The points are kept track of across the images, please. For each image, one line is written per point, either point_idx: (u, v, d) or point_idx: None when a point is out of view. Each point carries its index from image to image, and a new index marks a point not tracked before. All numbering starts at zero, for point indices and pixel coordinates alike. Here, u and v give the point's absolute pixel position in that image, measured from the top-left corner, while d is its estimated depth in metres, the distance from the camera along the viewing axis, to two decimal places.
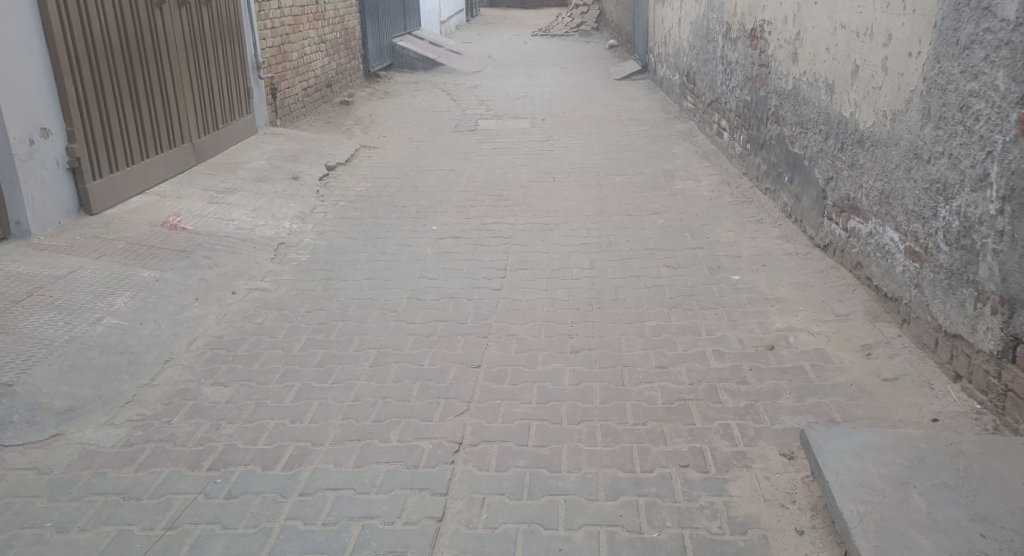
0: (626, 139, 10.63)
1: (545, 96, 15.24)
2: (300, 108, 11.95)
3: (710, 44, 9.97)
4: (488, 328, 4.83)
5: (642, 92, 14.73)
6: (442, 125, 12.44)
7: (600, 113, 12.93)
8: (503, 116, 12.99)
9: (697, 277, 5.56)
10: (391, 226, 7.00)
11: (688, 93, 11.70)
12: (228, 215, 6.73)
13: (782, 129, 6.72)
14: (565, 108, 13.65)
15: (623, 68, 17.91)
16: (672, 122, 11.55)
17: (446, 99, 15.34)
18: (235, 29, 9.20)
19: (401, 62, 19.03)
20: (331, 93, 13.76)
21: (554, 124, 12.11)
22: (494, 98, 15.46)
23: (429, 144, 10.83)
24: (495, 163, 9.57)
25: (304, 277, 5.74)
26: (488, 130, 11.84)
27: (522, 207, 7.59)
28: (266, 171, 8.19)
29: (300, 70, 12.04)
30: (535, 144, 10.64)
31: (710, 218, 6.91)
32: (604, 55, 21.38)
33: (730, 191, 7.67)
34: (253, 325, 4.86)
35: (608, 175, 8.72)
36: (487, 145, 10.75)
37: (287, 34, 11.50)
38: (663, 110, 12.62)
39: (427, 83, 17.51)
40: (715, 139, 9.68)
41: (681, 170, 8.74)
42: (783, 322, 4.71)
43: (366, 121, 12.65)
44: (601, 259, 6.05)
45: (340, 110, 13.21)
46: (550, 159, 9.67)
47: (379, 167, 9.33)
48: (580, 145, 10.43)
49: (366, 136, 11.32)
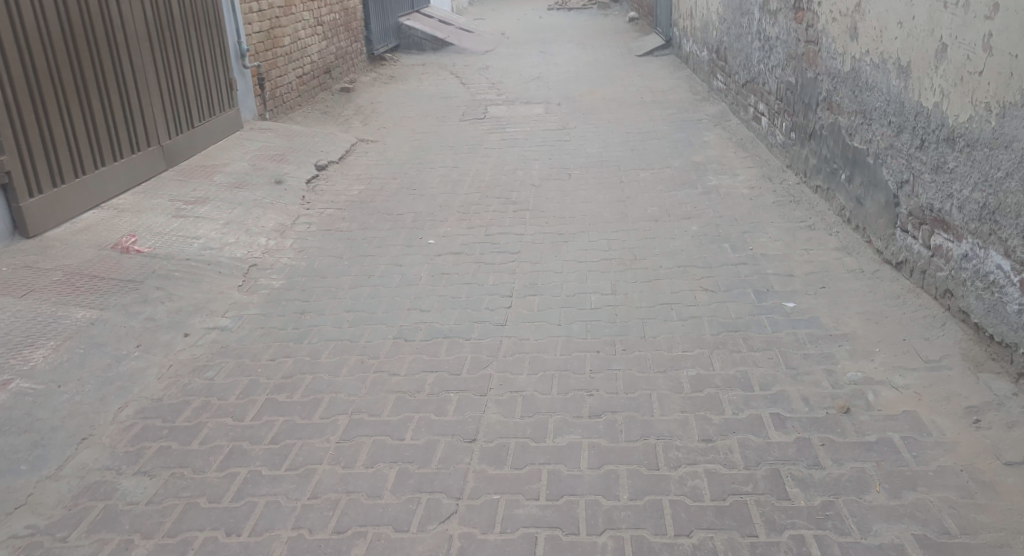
0: (650, 127, 9.62)
1: (562, 77, 14.20)
2: (293, 98, 11.04)
3: (743, 17, 8.92)
4: (488, 382, 3.94)
5: (667, 70, 13.65)
6: (448, 112, 11.49)
7: (620, 95, 11.90)
8: (515, 102, 12.02)
9: (741, 306, 4.61)
10: (382, 240, 6.11)
11: (718, 72, 10.65)
12: (195, 232, 5.86)
13: (836, 117, 5.72)
14: (582, 90, 12.63)
15: (645, 44, 16.79)
16: (700, 104, 10.50)
17: (455, 82, 14.36)
18: (211, 15, 8.30)
19: (408, 42, 18.02)
20: (330, 79, 12.82)
21: (571, 109, 11.11)
22: (506, 80, 14.45)
23: (434, 136, 9.90)
24: (505, 157, 8.65)
25: (275, 311, 4.86)
26: (499, 118, 10.88)
27: (533, 212, 6.65)
28: (246, 175, 7.31)
29: (294, 57, 11.12)
30: (548, 134, 9.66)
31: (751, 225, 5.93)
32: (625, 30, 20.22)
33: (771, 190, 6.68)
34: (202, 380, 3.99)
35: (630, 171, 7.75)
36: (497, 136, 9.79)
37: (278, 17, 10.56)
38: (690, 90, 11.57)
39: (436, 65, 16.52)
40: (751, 125, 8.66)
41: (714, 162, 7.74)
42: (857, 371, 3.75)
43: (367, 110, 11.72)
44: (624, 282, 5.12)
45: (339, 99, 12.29)
46: (565, 152, 8.71)
47: (375, 166, 8.41)
48: (600, 134, 9.45)
49: (365, 128, 10.41)
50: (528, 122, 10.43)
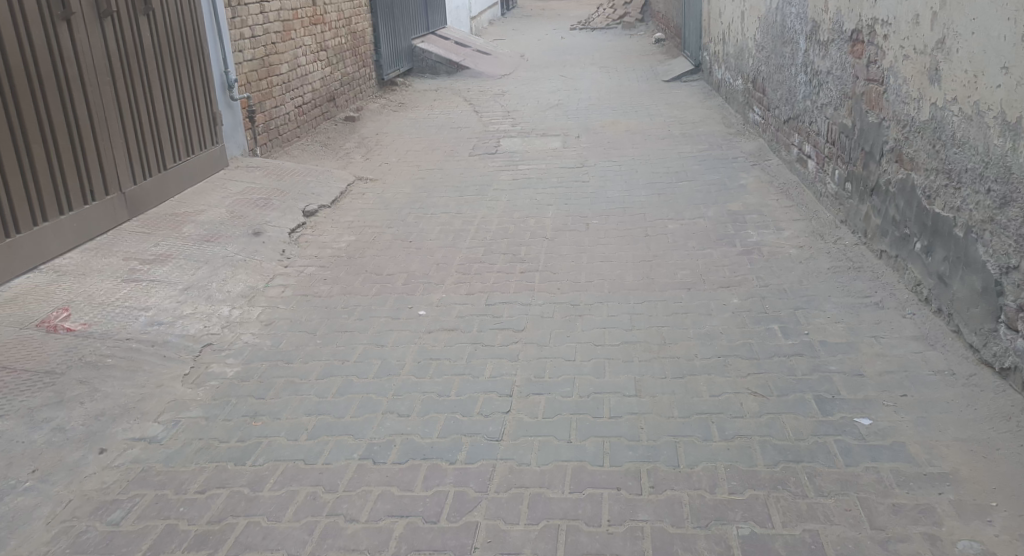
0: (678, 166, 8.70)
1: (582, 105, 13.34)
2: (290, 129, 10.26)
3: (785, 46, 8.03)
4: (474, 537, 3.02)
5: (697, 98, 12.73)
6: (459, 145, 10.64)
7: (645, 127, 10.99)
8: (531, 133, 11.17)
9: (799, 421, 3.65)
10: (366, 310, 5.22)
11: (754, 103, 9.73)
12: (145, 301, 5.01)
13: (909, 173, 4.82)
14: (604, 120, 11.77)
15: (672, 68, 15.89)
16: (733, 140, 9.56)
17: (469, 110, 13.55)
18: (191, 44, 7.55)
19: (422, 65, 17.26)
20: (333, 107, 12.05)
21: (591, 144, 10.22)
22: (523, 107, 13.60)
23: (440, 175, 9.04)
24: (516, 200, 7.78)
25: (221, 412, 3.96)
26: (513, 152, 10.01)
27: (544, 275, 5.74)
28: (221, 226, 6.48)
29: (291, 86, 10.35)
30: (565, 173, 8.77)
31: (801, 301, 4.97)
32: (650, 52, 19.32)
33: (821, 252, 5.74)
34: (103, 526, 3.10)
35: (656, 221, 6.82)
36: (508, 175, 8.91)
37: (274, 43, 9.80)
38: (722, 122, 10.63)
39: (449, 90, 15.74)
40: (795, 168, 7.71)
41: (752, 214, 6.79)
42: (969, 542, 2.81)
43: (370, 142, 10.91)
44: (651, 377, 4.18)
45: (341, 130, 11.51)
46: (583, 196, 7.81)
47: (370, 212, 7.56)
48: (622, 174, 8.54)
49: (365, 165, 9.57)
50: (544, 158, 9.55)
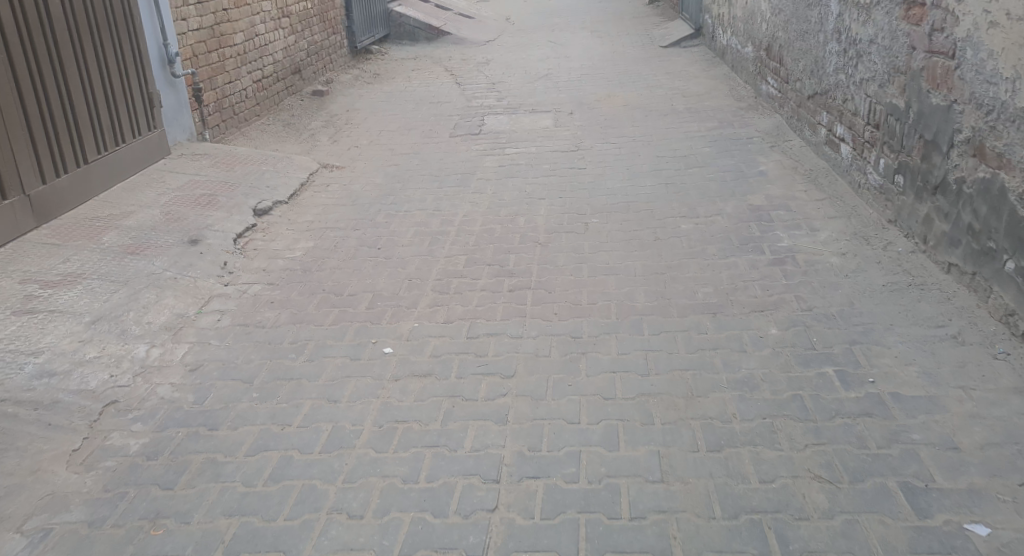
0: (684, 150, 7.71)
1: (574, 74, 12.25)
2: (245, 109, 9.20)
3: (811, 10, 7.01)
4: None
5: (700, 67, 11.67)
6: (439, 124, 9.60)
7: (645, 101, 9.96)
8: (519, 109, 10.14)
9: (888, 528, 2.71)
10: (320, 346, 4.25)
11: (768, 75, 8.71)
12: (36, 342, 3.95)
13: (998, 172, 3.88)
14: (599, 93, 10.73)
15: (671, 31, 14.76)
16: (745, 116, 8.56)
17: (450, 81, 12.44)
18: (119, 13, 6.44)
19: (399, 31, 16.08)
20: (298, 80, 11.01)
21: (585, 122, 9.20)
22: (509, 78, 12.51)
23: (417, 162, 8.02)
24: (502, 195, 6.84)
25: (112, 512, 2.98)
26: (499, 134, 8.98)
27: (536, 298, 4.78)
28: (151, 233, 5.45)
29: (247, 59, 9.27)
30: (558, 161, 7.76)
31: (856, 330, 4.02)
32: (645, 14, 18.14)
33: (869, 262, 4.79)
34: None
35: (664, 225, 5.85)
36: (493, 162, 7.90)
37: (225, 10, 8.70)
38: (731, 95, 9.60)
39: (429, 58, 14.59)
40: (823, 153, 6.73)
41: (776, 214, 5.83)
42: None
43: (339, 123, 9.85)
44: (679, 451, 3.23)
45: (307, 109, 10.44)
46: (578, 191, 6.83)
47: (334, 212, 6.56)
48: (623, 160, 7.54)
49: (334, 150, 8.54)
50: (533, 142, 8.54)
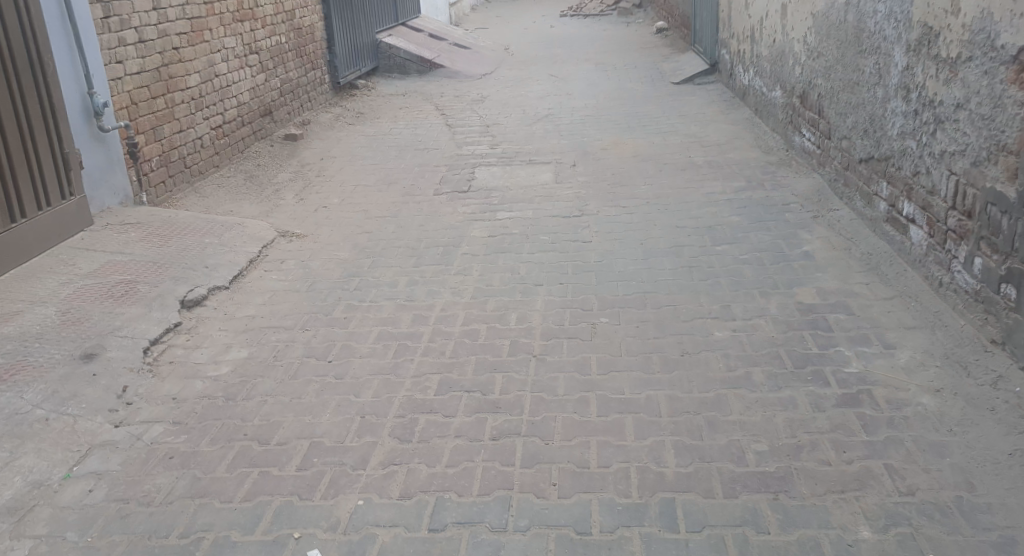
0: (708, 219, 6.51)
1: (577, 115, 11.13)
2: (200, 160, 8.07)
3: (865, 57, 5.86)
4: None
5: (717, 109, 10.50)
6: (424, 178, 8.42)
7: (657, 150, 8.78)
8: (515, 158, 9.00)
9: None
10: (222, 543, 3.02)
11: (803, 126, 7.56)
12: None
13: None
14: (605, 139, 9.59)
15: (682, 66, 13.66)
16: (776, 175, 7.37)
17: (440, 122, 11.32)
18: (19, 61, 5.25)
19: (388, 63, 15.04)
20: (267, 122, 9.92)
21: (589, 178, 8.02)
22: (506, 118, 11.38)
23: (392, 230, 6.83)
24: (490, 280, 5.65)
25: None
26: (491, 192, 7.80)
27: (527, 453, 3.56)
28: (33, 345, 4.25)
29: (203, 103, 8.15)
30: (558, 231, 6.56)
31: (987, 541, 2.86)
32: (654, 45, 17.04)
33: (977, 408, 3.61)
34: None
35: (692, 334, 4.63)
36: (482, 230, 6.71)
37: (176, 49, 7.58)
38: (756, 145, 8.42)
39: (419, 94, 13.50)
40: (882, 232, 5.55)
41: (834, 320, 4.62)
42: None
43: (309, 175, 8.71)
44: None
45: (274, 157, 9.30)
46: (581, 275, 5.65)
47: (283, 302, 5.36)
48: (636, 233, 6.34)
49: (298, 212, 7.36)
50: (528, 203, 7.35)
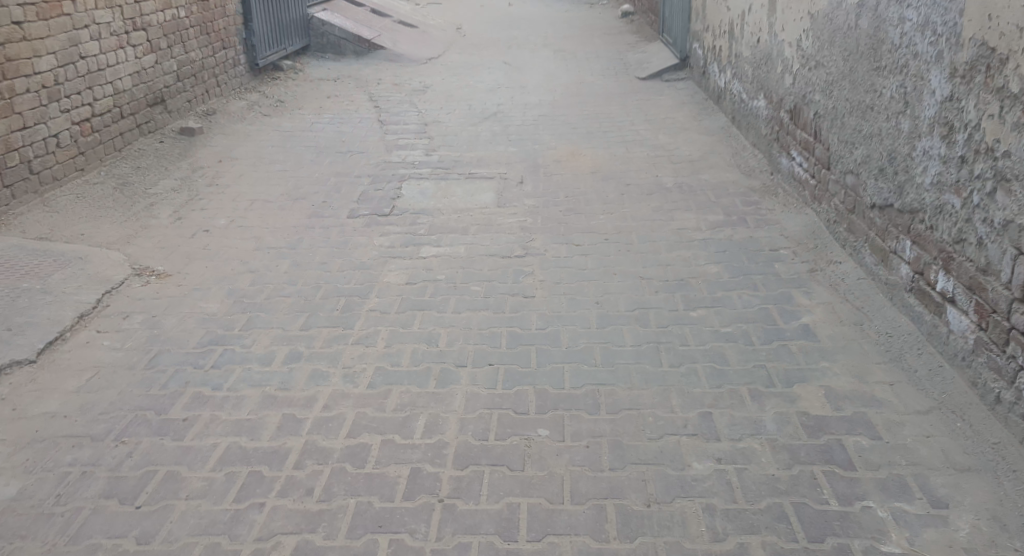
0: (678, 271, 5.24)
1: (529, 114, 9.79)
2: (55, 164, 6.61)
3: (883, 76, 4.60)
4: None
5: (687, 115, 9.24)
6: (341, 193, 7.01)
7: (617, 166, 7.51)
8: (451, 169, 7.63)
9: None
10: None
11: (794, 147, 6.33)
12: None
13: None
14: (556, 149, 8.28)
15: (649, 58, 12.34)
16: (760, 211, 6.14)
17: (372, 116, 9.86)
18: None
19: (321, 42, 13.50)
20: (159, 115, 8.43)
21: (536, 202, 6.71)
22: (447, 114, 9.99)
23: (285, 271, 5.43)
24: (397, 355, 4.31)
25: None
26: (417, 217, 6.43)
27: None
28: None
29: (61, 92, 6.70)
30: (493, 282, 5.25)
31: None
32: (619, 31, 15.68)
33: None
34: None
35: (660, 463, 3.34)
36: (399, 275, 5.35)
37: (16, 25, 6.14)
38: (735, 166, 7.17)
39: (353, 79, 12.00)
40: (903, 304, 4.33)
41: (854, 446, 3.36)
42: None
43: (199, 183, 7.23)
44: None
45: (161, 157, 7.80)
46: (516, 352, 4.35)
47: (107, 386, 3.92)
48: (591, 291, 5.05)
49: (171, 238, 5.89)
50: (460, 237, 6.01)
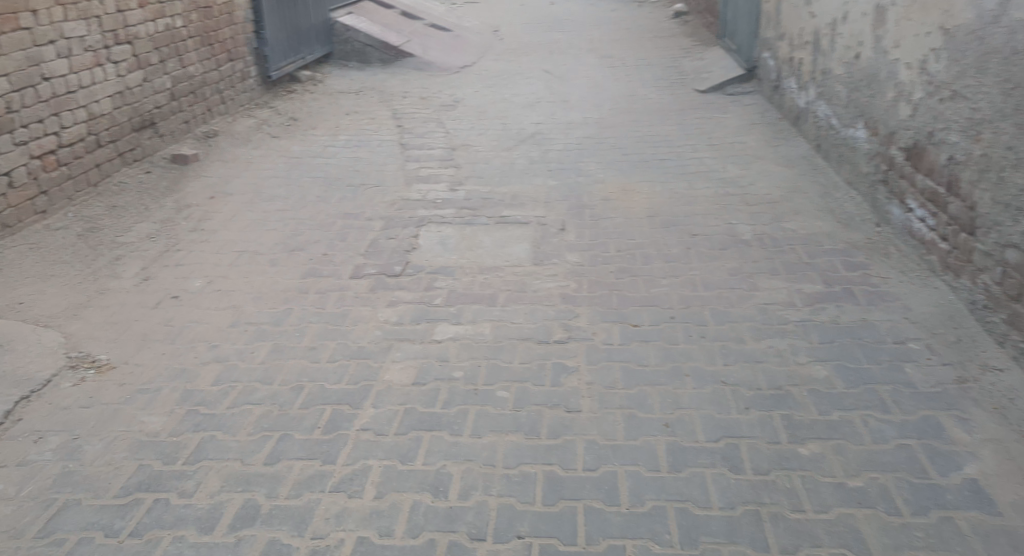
0: (774, 375, 3.93)
1: (572, 136, 8.54)
2: (5, 209, 5.57)
3: None
4: None
5: (759, 139, 7.89)
6: (347, 243, 5.85)
7: (677, 211, 6.24)
8: (478, 212, 6.42)
9: None
10: None
11: (914, 197, 5.03)
12: None
13: None
14: (603, 182, 7.02)
15: (708, 67, 10.98)
16: (870, 279, 4.81)
17: (394, 137, 8.70)
18: None
19: (344, 49, 12.39)
20: (148, 140, 7.36)
21: (581, 260, 5.46)
22: (479, 134, 8.77)
23: (262, 359, 4.24)
24: (394, 512, 3.11)
25: None
26: (435, 280, 5.24)
27: None
28: None
29: (14, 121, 5.65)
30: (527, 383, 4.01)
31: None
32: (671, 34, 14.30)
33: None
34: None
35: None
36: (407, 369, 4.15)
37: None
38: (828, 212, 5.86)
39: (377, 92, 10.85)
40: None
41: None
42: None
43: (182, 227, 6.12)
44: None
45: (145, 191, 6.70)
46: (557, 511, 3.09)
47: None
48: (657, 404, 3.77)
49: (129, 307, 4.75)
50: (486, 311, 4.81)
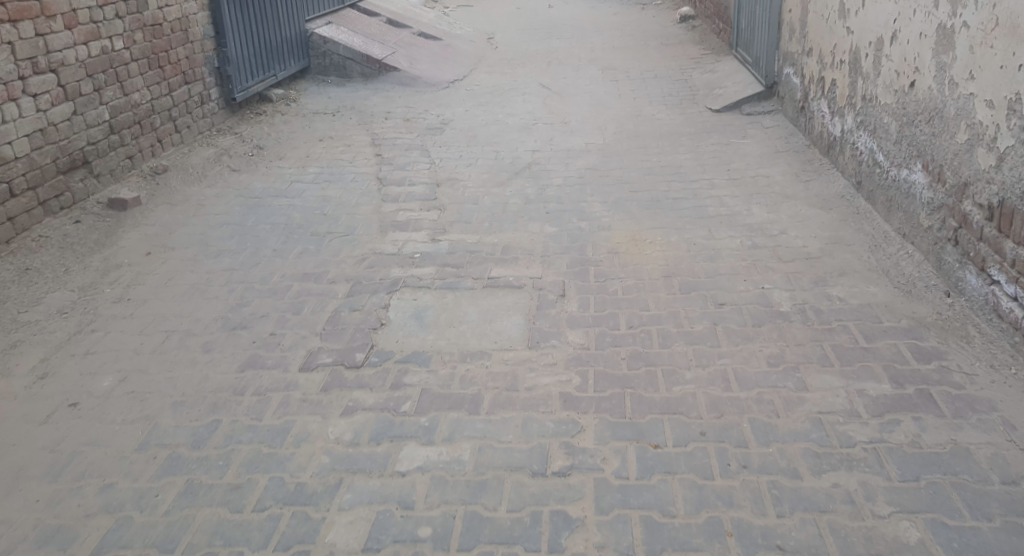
0: (846, 538, 2.94)
1: (572, 167, 7.53)
2: None
3: None
4: None
5: (787, 171, 6.88)
6: (301, 317, 4.84)
7: (697, 269, 5.24)
8: (463, 271, 5.41)
9: None
10: None
11: (1003, 267, 4.09)
12: None
13: None
14: (609, 229, 6.01)
15: (722, 81, 9.94)
16: (951, 377, 3.81)
17: (371, 170, 7.69)
18: None
19: (323, 64, 11.38)
20: (79, 183, 6.37)
21: (585, 342, 4.45)
22: (468, 165, 7.76)
23: (167, 509, 3.24)
24: None
25: None
26: (405, 373, 4.22)
27: None
28: None
29: None
30: (515, 548, 3.02)
31: None
32: (679, 41, 13.27)
33: None
34: None
35: None
36: (361, 526, 3.17)
37: None
38: (883, 274, 4.86)
39: (357, 112, 9.83)
40: None
41: None
42: None
43: (105, 295, 5.12)
44: None
45: (68, 249, 5.71)
46: None
47: None
48: None
49: (11, 424, 3.77)
50: (466, 422, 3.79)
